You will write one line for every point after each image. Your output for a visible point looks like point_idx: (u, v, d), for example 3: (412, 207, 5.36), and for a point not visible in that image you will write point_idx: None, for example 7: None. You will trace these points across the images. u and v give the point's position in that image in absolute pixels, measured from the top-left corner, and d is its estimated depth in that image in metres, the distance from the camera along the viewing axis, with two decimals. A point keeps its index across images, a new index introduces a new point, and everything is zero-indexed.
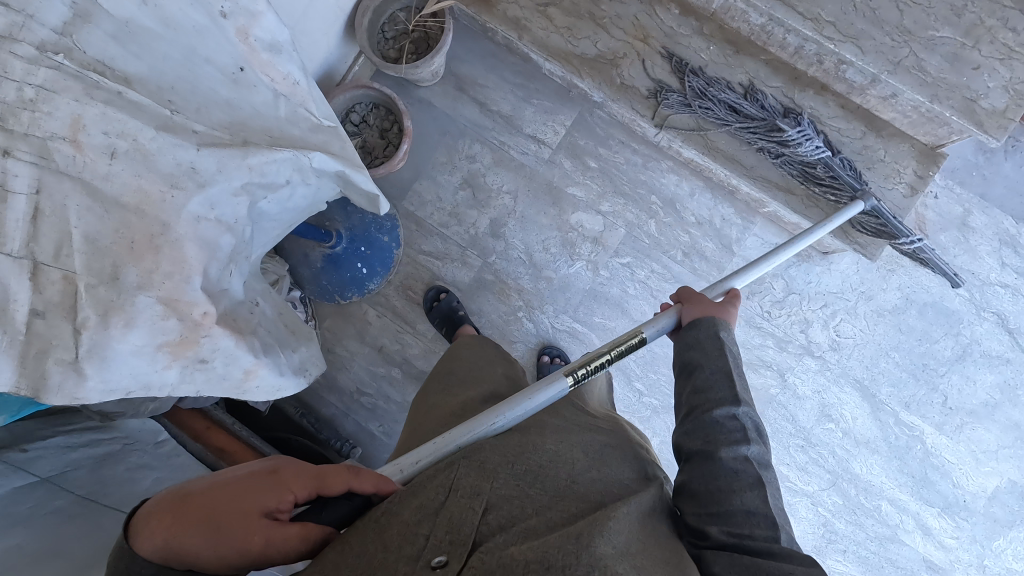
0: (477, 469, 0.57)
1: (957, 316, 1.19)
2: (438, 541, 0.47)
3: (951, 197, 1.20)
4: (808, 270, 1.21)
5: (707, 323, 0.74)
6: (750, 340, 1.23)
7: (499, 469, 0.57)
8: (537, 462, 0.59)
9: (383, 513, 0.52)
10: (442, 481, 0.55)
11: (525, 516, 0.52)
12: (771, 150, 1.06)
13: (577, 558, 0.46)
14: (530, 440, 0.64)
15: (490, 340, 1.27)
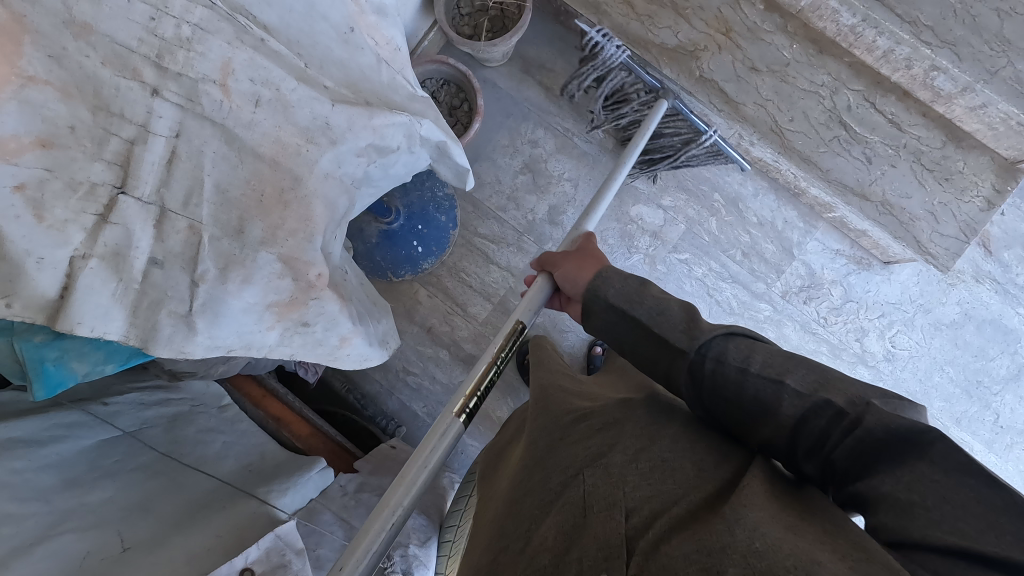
0: (591, 472, 0.51)
1: (1016, 334, 1.18)
2: (591, 563, 0.43)
3: (1017, 215, 1.19)
4: (868, 279, 1.20)
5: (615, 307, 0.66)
6: (804, 345, 1.21)
7: (620, 466, 0.51)
8: (652, 447, 0.53)
9: (529, 551, 0.48)
10: (565, 500, 0.50)
11: (666, 505, 0.46)
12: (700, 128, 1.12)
13: (733, 535, 0.40)
14: (635, 422, 0.57)
15: (541, 328, 1.26)
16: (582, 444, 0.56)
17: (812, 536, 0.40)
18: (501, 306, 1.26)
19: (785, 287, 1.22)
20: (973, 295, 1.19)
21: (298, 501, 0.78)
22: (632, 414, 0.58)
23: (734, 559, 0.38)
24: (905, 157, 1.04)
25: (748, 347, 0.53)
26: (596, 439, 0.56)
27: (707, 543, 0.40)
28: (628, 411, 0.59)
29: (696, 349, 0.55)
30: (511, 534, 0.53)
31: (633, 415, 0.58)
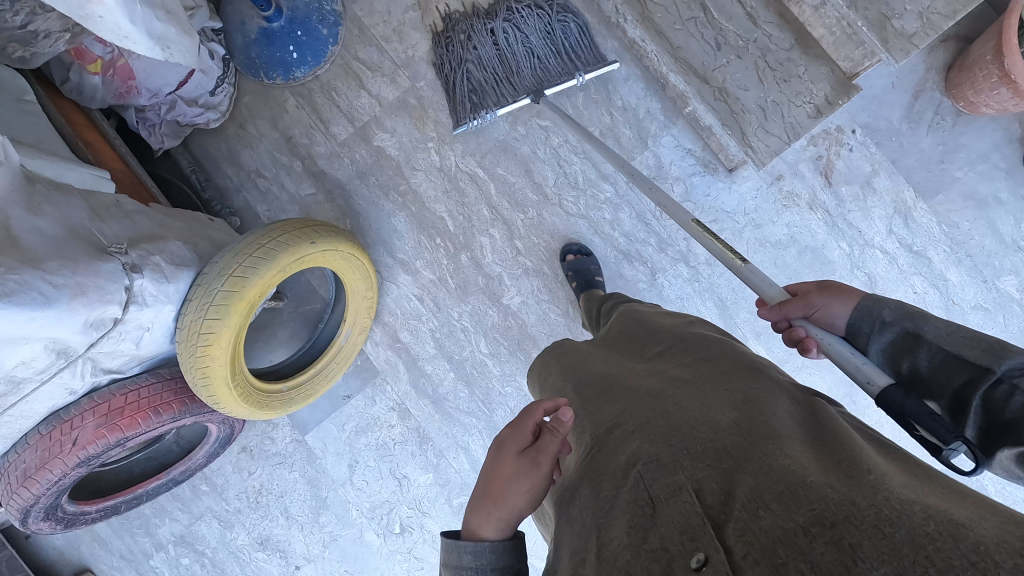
0: (658, 464, 0.47)
1: (831, 266, 1.22)
2: (673, 547, 0.40)
3: (864, 155, 1.22)
4: (710, 183, 1.24)
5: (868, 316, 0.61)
6: (634, 233, 1.25)
7: (682, 446, 0.48)
8: (725, 422, 0.50)
9: (599, 548, 0.46)
10: (635, 490, 0.47)
11: (750, 472, 0.43)
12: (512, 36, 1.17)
13: (856, 506, 0.37)
14: (701, 398, 0.55)
15: (394, 161, 1.28)
16: (639, 430, 0.53)
17: (960, 504, 0.37)
18: (361, 133, 1.29)
19: None
20: (802, 220, 1.23)
21: (48, 173, 0.82)
22: (695, 392, 0.56)
23: (859, 527, 0.35)
24: (752, 52, 1.07)
25: None
26: (658, 423, 0.53)
27: (821, 512, 0.37)
28: (693, 392, 0.56)
29: (994, 370, 0.50)
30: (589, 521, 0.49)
31: (706, 394, 0.55)
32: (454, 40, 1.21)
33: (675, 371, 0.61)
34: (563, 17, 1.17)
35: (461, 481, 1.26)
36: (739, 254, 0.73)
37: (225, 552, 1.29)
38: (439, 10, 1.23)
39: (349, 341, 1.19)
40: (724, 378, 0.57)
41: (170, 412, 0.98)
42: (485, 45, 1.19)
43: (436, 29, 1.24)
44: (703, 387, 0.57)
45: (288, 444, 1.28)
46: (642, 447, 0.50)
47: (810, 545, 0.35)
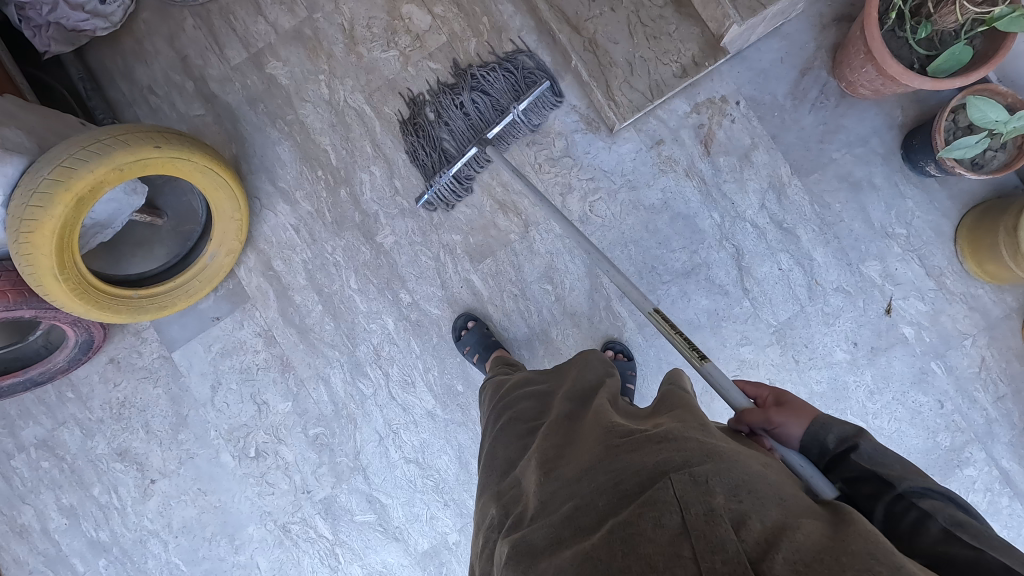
0: (692, 479, 0.52)
1: (701, 234, 1.23)
2: (713, 568, 0.44)
3: (745, 127, 1.22)
4: (591, 141, 1.24)
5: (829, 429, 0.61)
6: (512, 183, 1.25)
7: (733, 477, 0.52)
8: (764, 471, 0.55)
9: (625, 534, 0.51)
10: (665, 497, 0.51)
11: (797, 531, 0.47)
12: (481, 96, 1.23)
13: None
14: (753, 455, 0.58)
15: (284, 90, 1.29)
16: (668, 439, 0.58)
17: None
18: (255, 59, 1.29)
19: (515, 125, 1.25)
20: (677, 186, 1.23)
21: None
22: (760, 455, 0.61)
23: None
24: (626, 6, 1.07)
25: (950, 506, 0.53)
26: (694, 439, 0.57)
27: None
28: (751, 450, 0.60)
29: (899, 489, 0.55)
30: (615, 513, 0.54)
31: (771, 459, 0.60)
32: (424, 124, 1.26)
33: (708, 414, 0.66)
34: (528, 72, 1.23)
35: (318, 412, 1.27)
36: (698, 354, 0.79)
37: (84, 460, 1.31)
38: (404, 96, 1.28)
39: (214, 262, 1.20)
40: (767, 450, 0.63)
41: (2, 301, 0.99)
42: (458, 118, 1.24)
43: (404, 117, 1.28)
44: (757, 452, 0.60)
45: (155, 359, 1.30)
46: (672, 457, 0.55)
47: None
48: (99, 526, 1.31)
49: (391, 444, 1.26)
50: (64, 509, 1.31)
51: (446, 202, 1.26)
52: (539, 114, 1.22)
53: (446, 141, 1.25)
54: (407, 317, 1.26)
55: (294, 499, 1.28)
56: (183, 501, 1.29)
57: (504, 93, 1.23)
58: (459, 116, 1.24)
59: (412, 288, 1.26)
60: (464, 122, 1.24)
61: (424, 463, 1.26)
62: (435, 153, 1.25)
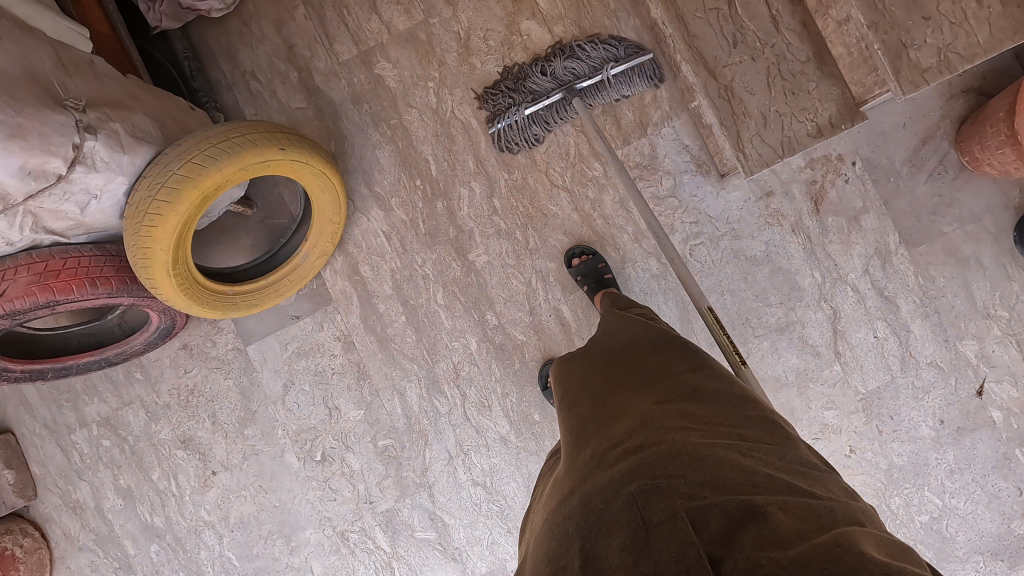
0: (648, 498, 0.59)
1: (800, 292, 1.21)
2: None
3: (858, 189, 1.20)
4: (699, 184, 1.22)
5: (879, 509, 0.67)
6: (613, 217, 1.23)
7: (680, 487, 0.60)
8: (724, 462, 0.62)
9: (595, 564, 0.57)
10: (631, 513, 0.59)
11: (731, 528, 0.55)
12: (577, 58, 1.18)
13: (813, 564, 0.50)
14: (692, 440, 0.66)
15: (391, 93, 1.25)
16: (636, 453, 0.65)
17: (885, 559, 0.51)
18: (364, 57, 1.26)
19: (624, 157, 1.23)
20: (782, 241, 1.21)
21: (17, 12, 0.79)
22: (706, 428, 0.69)
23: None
24: (767, 56, 1.04)
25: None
26: (661, 448, 0.65)
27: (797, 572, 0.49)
28: (690, 431, 0.67)
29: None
30: (581, 535, 0.60)
31: (707, 435, 0.67)
32: (508, 79, 1.21)
33: (687, 406, 0.72)
34: (634, 45, 1.17)
35: (389, 424, 1.26)
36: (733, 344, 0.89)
37: (146, 443, 1.29)
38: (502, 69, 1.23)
39: (305, 263, 1.17)
40: (740, 426, 0.70)
41: (107, 288, 0.97)
42: (543, 71, 1.19)
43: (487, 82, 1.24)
44: (696, 431, 0.68)
45: (229, 351, 1.28)
46: (634, 470, 0.63)
47: None
48: (154, 511, 1.29)
49: (460, 464, 1.25)
50: (121, 489, 1.30)
51: (544, 228, 1.24)
52: (631, 85, 1.18)
53: (525, 95, 1.20)
54: (492, 340, 1.24)
55: (355, 508, 1.27)
56: (242, 496, 1.28)
57: (603, 58, 1.17)
58: (544, 71, 1.19)
59: (499, 311, 1.24)
60: (548, 76, 1.18)
61: (491, 487, 1.25)
62: (515, 102, 1.20)
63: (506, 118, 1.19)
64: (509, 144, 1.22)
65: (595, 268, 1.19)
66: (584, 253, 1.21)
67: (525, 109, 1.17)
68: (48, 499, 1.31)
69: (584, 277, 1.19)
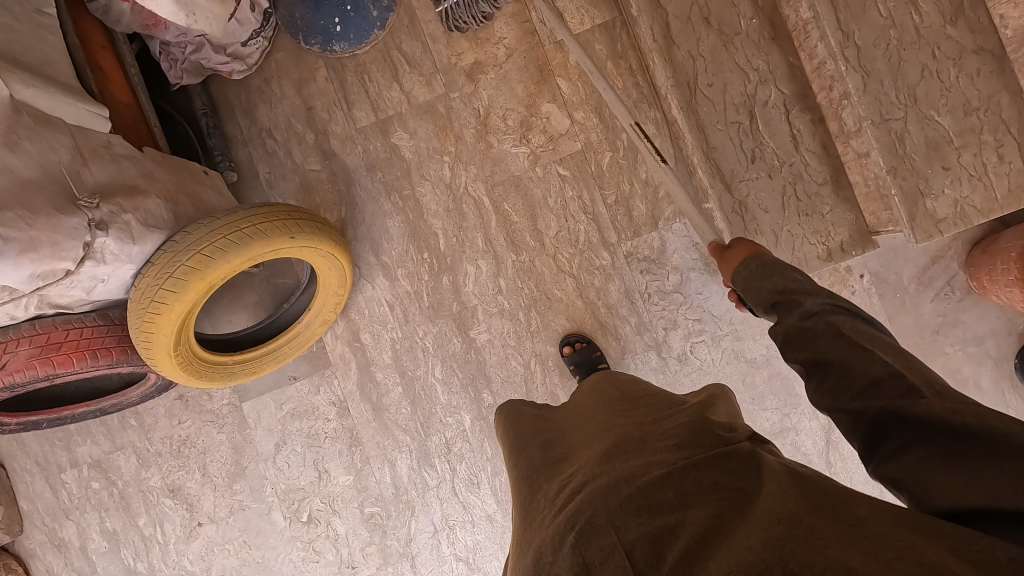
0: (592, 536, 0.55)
1: (796, 399, 1.21)
2: None
3: (864, 302, 1.20)
4: (706, 282, 1.22)
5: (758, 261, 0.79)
6: (617, 307, 1.23)
7: (621, 512, 0.56)
8: (655, 476, 0.58)
9: None
10: (575, 560, 0.55)
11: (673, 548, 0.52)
12: None
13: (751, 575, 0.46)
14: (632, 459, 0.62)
15: (406, 163, 1.25)
16: (580, 489, 0.61)
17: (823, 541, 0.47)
18: (382, 125, 1.25)
19: (632, 249, 1.23)
20: None
21: (38, 106, 0.80)
22: (649, 440, 0.65)
23: None
24: (784, 175, 1.04)
25: (843, 317, 0.65)
26: (600, 479, 0.61)
27: None
28: (632, 450, 0.64)
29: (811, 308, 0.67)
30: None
31: (649, 448, 0.64)
32: None
33: (627, 429, 0.68)
34: None
35: (377, 492, 1.27)
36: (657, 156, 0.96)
37: (135, 489, 1.30)
38: None
39: (307, 330, 1.18)
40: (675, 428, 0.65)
41: (107, 359, 0.98)
42: None
43: None
44: (637, 448, 0.64)
45: (224, 406, 1.28)
46: (576, 509, 0.58)
47: None
48: (138, 556, 1.30)
49: (444, 538, 1.26)
50: (107, 532, 1.31)
51: (547, 311, 1.24)
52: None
53: None
54: (485, 418, 1.25)
55: (337, 571, 1.28)
56: (226, 549, 1.29)
57: None
58: None
59: (496, 390, 1.25)
60: None
61: (473, 563, 1.25)
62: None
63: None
64: (457, 23, 1.20)
65: (589, 357, 1.19)
66: (578, 341, 1.22)
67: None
68: (34, 536, 1.31)
69: (578, 366, 1.19)
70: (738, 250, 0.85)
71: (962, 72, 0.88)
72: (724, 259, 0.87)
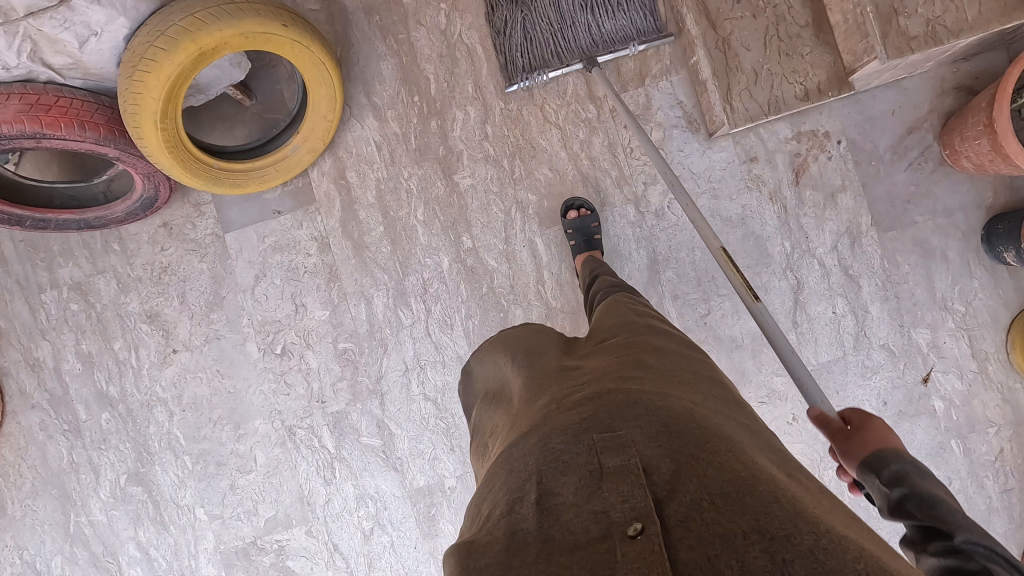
0: (612, 441, 0.55)
1: (768, 259, 1.24)
2: (621, 518, 0.47)
3: (839, 168, 1.23)
4: (688, 140, 1.24)
5: (898, 463, 0.59)
6: (600, 160, 1.26)
7: (644, 428, 0.57)
8: (679, 415, 0.59)
9: (549, 496, 0.52)
10: (589, 458, 0.54)
11: (695, 470, 0.52)
12: None
13: (787, 524, 0.46)
14: (650, 391, 0.64)
15: (403, 8, 1.28)
16: (596, 403, 0.62)
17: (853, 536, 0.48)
18: None
19: (618, 104, 1.25)
20: (758, 207, 1.24)
21: None
22: (675, 385, 0.67)
23: (790, 543, 0.44)
24: (768, 16, 1.07)
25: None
26: (619, 397, 0.62)
27: (763, 526, 0.46)
28: (651, 383, 0.66)
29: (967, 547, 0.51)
30: (538, 470, 0.56)
31: (670, 388, 0.66)
32: None
33: (646, 362, 0.70)
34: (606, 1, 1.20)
35: (351, 328, 1.28)
36: (753, 292, 0.77)
37: (113, 312, 1.32)
38: None
39: (295, 155, 1.19)
40: (692, 390, 0.67)
41: (95, 134, 0.99)
42: None
43: None
44: (658, 384, 0.66)
45: (207, 235, 1.30)
46: (592, 418, 0.59)
47: (745, 542, 0.44)
48: (111, 380, 1.32)
49: (414, 378, 1.28)
50: (82, 354, 1.32)
51: (531, 160, 1.26)
52: (647, 27, 1.22)
53: None
54: (462, 261, 1.27)
55: (306, 405, 1.29)
56: (198, 378, 1.31)
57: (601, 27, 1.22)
58: None
59: (475, 234, 1.27)
60: None
61: (441, 404, 1.27)
62: (533, 58, 1.24)
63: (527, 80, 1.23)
64: None
65: (587, 226, 1.21)
66: (583, 208, 1.23)
67: (549, 72, 1.22)
68: (8, 353, 1.33)
69: (575, 231, 1.21)
70: (862, 431, 0.64)
71: None
72: (841, 437, 0.65)
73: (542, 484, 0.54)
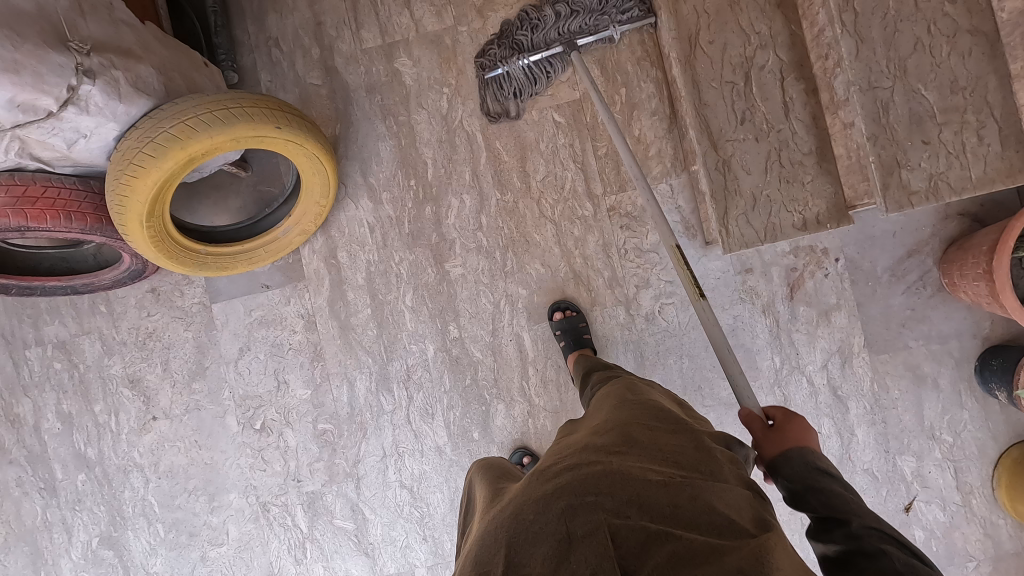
0: (583, 513, 0.59)
1: (756, 372, 1.22)
2: None
3: (836, 285, 1.21)
4: (683, 246, 1.23)
5: (806, 458, 0.70)
6: (593, 259, 1.24)
7: (618, 500, 0.60)
8: (655, 482, 0.62)
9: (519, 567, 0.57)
10: (559, 529, 0.59)
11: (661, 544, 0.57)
12: None
13: None
14: (630, 455, 0.66)
15: (405, 89, 1.26)
16: (574, 470, 0.65)
17: None
18: (387, 49, 1.26)
19: (615, 204, 1.23)
20: (750, 318, 1.22)
21: None
22: (657, 447, 0.68)
23: None
24: (770, 140, 1.05)
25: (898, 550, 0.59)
26: (595, 465, 0.64)
27: None
28: (630, 446, 0.68)
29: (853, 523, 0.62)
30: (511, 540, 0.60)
31: (648, 450, 0.68)
32: None
33: (630, 424, 0.72)
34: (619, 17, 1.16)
35: (332, 409, 1.28)
36: (699, 289, 0.86)
37: (96, 375, 1.31)
38: None
39: (285, 237, 1.18)
40: (676, 451, 0.68)
41: (81, 224, 0.99)
42: None
43: None
44: (639, 448, 0.68)
45: (194, 304, 1.29)
46: (567, 485, 0.62)
47: None
48: (89, 442, 1.31)
49: (391, 464, 1.27)
50: (62, 415, 1.31)
51: (524, 254, 1.25)
52: (623, 10, 1.17)
53: None
54: (447, 351, 1.26)
55: (282, 483, 1.29)
56: (176, 446, 1.30)
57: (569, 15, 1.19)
58: None
59: (462, 325, 1.26)
60: None
61: (416, 493, 1.26)
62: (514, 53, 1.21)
63: (502, 67, 1.20)
64: None
65: (574, 326, 1.20)
66: (569, 309, 1.23)
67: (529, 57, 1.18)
68: None
69: (563, 332, 1.20)
70: (782, 430, 0.74)
71: (954, 50, 0.89)
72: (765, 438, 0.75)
73: (513, 552, 0.59)
